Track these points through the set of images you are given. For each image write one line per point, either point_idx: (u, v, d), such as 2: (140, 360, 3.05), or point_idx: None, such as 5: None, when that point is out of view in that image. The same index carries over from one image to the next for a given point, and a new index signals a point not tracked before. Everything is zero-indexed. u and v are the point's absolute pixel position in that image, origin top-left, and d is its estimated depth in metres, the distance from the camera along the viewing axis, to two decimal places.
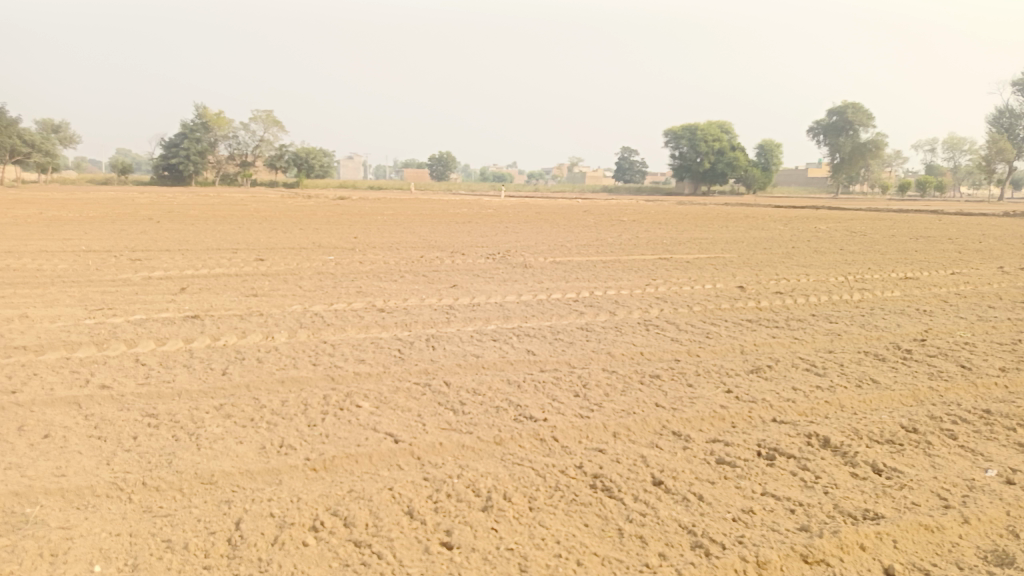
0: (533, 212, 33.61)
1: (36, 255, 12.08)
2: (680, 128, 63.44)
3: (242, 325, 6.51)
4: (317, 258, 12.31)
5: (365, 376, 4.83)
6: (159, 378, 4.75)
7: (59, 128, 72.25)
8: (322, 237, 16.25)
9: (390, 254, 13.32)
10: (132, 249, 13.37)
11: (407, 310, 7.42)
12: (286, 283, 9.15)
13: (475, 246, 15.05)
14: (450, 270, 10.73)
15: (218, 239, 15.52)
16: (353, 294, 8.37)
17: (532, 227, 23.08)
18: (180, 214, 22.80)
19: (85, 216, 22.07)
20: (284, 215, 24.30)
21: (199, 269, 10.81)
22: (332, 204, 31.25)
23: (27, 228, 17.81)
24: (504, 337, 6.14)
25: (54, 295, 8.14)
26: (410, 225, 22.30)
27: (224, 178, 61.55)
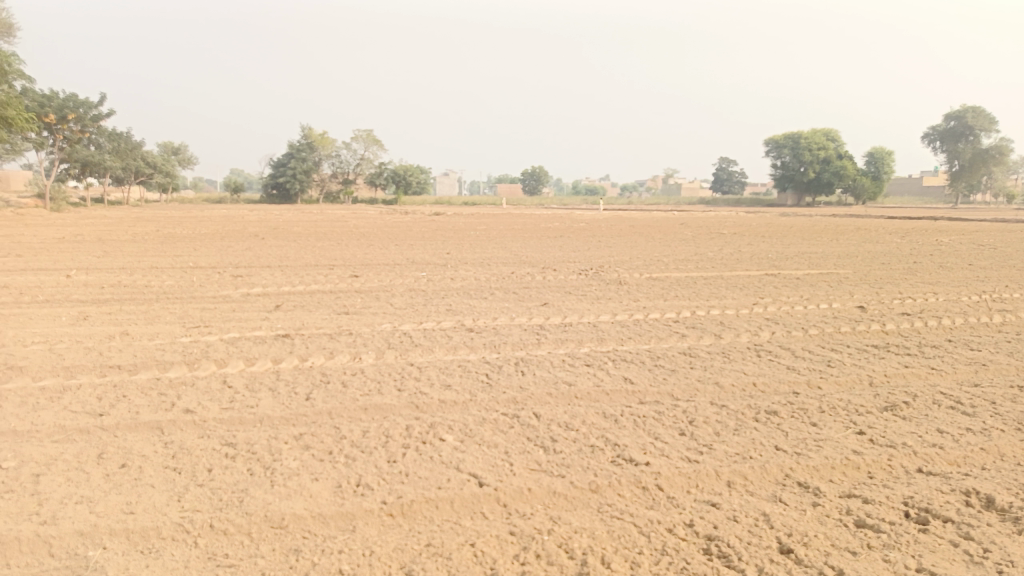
0: (628, 225, 32.87)
1: (147, 271, 12.62)
2: (782, 137, 60.94)
3: (330, 344, 6.37)
4: (409, 275, 12.26)
5: (451, 404, 4.53)
6: (242, 402, 4.61)
7: (180, 151, 77.35)
8: (415, 254, 16.31)
9: (482, 269, 13.11)
10: (235, 265, 13.77)
11: (497, 330, 7.10)
12: (377, 301, 9.06)
13: (568, 262, 14.66)
14: (543, 287, 10.38)
15: (316, 255, 15.85)
16: (442, 312, 8.14)
17: (627, 241, 22.47)
18: (284, 231, 23.62)
19: (197, 234, 23.22)
20: (381, 231, 24.75)
21: (296, 285, 10.94)
22: (428, 220, 31.64)
23: (145, 246, 18.83)
24: (600, 361, 5.72)
25: (158, 312, 8.36)
26: (503, 240, 22.16)
27: (327, 196, 64.09)
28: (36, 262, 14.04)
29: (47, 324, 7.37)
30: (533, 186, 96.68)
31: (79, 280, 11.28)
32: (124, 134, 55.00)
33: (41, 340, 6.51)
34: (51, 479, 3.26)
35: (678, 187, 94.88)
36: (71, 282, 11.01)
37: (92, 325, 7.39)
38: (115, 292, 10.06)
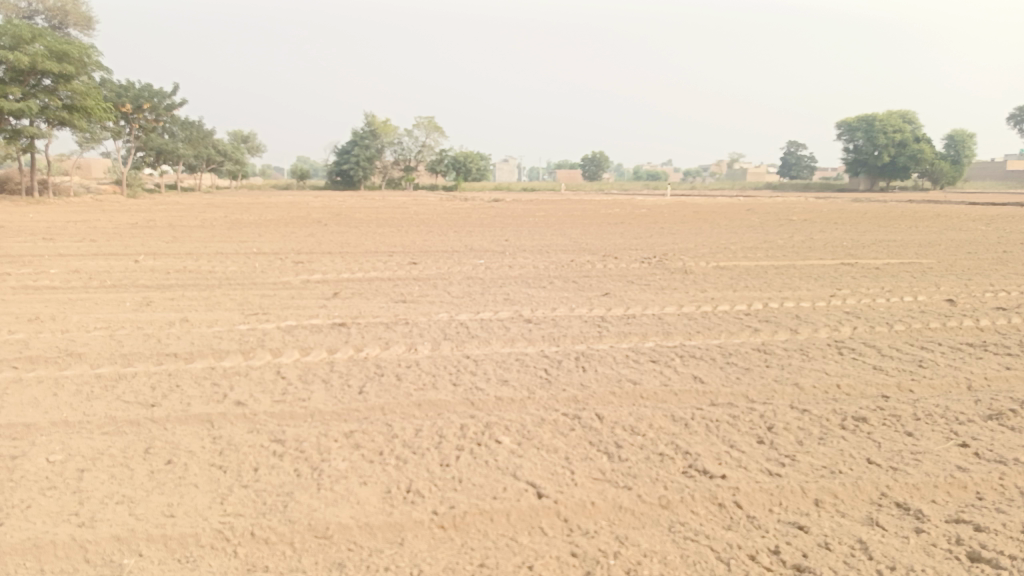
0: (692, 212, 32.02)
1: (212, 257, 12.83)
2: (855, 120, 58.40)
3: (385, 334, 6.20)
4: (467, 262, 12.09)
5: (509, 402, 4.28)
6: (293, 395, 4.46)
7: (249, 139, 79.46)
8: (474, 240, 16.14)
9: (542, 257, 12.84)
10: (297, 251, 13.88)
11: (557, 321, 6.82)
12: (435, 289, 8.89)
13: (630, 250, 14.24)
14: (604, 276, 10.05)
15: (376, 241, 15.85)
16: (500, 302, 7.90)
17: (691, 228, 21.83)
18: (346, 217, 23.87)
19: (263, 220, 23.66)
20: (441, 217, 24.73)
21: (354, 272, 10.89)
22: (488, 207, 31.54)
23: (213, 231, 19.28)
24: (667, 358, 5.38)
25: (218, 298, 8.38)
26: (563, 227, 21.83)
27: (389, 182, 64.77)
28: (109, 247, 14.48)
29: (112, 310, 7.46)
30: (594, 172, 95.61)
31: (147, 265, 11.53)
32: (195, 123, 56.77)
33: (104, 326, 6.55)
34: (95, 476, 3.15)
35: (744, 173, 92.30)
36: (139, 267, 11.26)
37: (155, 311, 7.44)
38: (180, 278, 10.20)
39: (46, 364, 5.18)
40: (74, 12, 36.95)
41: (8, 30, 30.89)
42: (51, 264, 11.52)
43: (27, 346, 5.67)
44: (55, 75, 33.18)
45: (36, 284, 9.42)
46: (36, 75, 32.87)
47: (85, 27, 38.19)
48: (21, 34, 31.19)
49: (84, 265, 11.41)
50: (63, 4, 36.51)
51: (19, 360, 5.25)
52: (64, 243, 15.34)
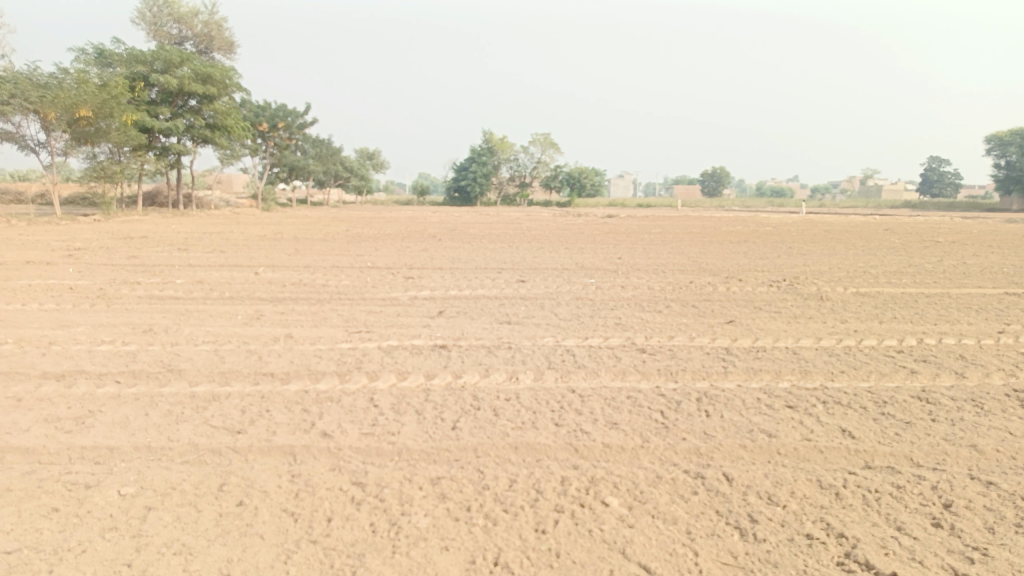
0: (821, 231, 30.01)
1: (326, 271, 12.99)
2: (1009, 133, 53.32)
3: (486, 359, 5.78)
4: (578, 282, 11.57)
5: (620, 450, 3.73)
6: (381, 426, 4.10)
7: (373, 156, 82.84)
8: (586, 258, 15.64)
9: (657, 278, 12.13)
10: (409, 266, 13.85)
11: (673, 351, 6.17)
12: (542, 310, 8.43)
13: (755, 272, 13.25)
14: (726, 301, 9.25)
15: (487, 257, 15.67)
16: (610, 327, 7.32)
17: (821, 248, 20.30)
18: (460, 233, 24.04)
19: (381, 234, 24.23)
20: (554, 234, 24.38)
21: (462, 289, 10.65)
22: (602, 223, 30.95)
23: (332, 245, 19.82)
24: (806, 405, 4.66)
25: (326, 312, 8.31)
26: (680, 245, 20.88)
27: (505, 198, 65.42)
28: (235, 259, 15.06)
29: (221, 323, 7.48)
30: (713, 190, 92.67)
31: (265, 277, 11.78)
32: (325, 141, 59.67)
33: (211, 339, 6.54)
34: (159, 518, 2.90)
35: (878, 190, 86.52)
36: (257, 279, 11.51)
37: (262, 325, 7.40)
38: (293, 291, 10.29)
39: (147, 381, 5.11)
40: (218, 38, 39.77)
41: (161, 55, 33.54)
42: (178, 274, 12.02)
43: (135, 360, 5.68)
44: (200, 96, 35.70)
45: (161, 294, 9.76)
46: (184, 97, 35.50)
47: (228, 51, 40.99)
48: (171, 59, 33.76)
49: (208, 276, 11.80)
50: (209, 30, 39.37)
51: (123, 375, 5.22)
52: (196, 254, 16.11)
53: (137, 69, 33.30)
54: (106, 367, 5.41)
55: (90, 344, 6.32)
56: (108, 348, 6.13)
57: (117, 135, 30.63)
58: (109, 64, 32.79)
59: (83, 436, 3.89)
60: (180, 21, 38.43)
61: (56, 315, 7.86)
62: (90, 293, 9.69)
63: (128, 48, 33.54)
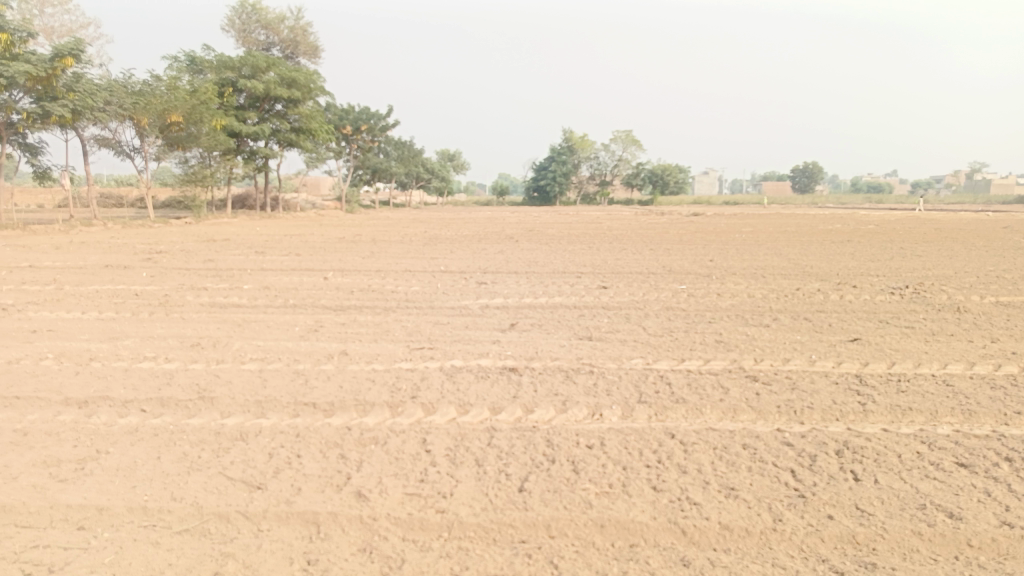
0: (931, 229, 27.62)
1: (397, 275, 12.38)
2: None
3: (564, 387, 4.87)
4: (667, 288, 10.49)
5: (745, 536, 2.79)
6: (430, 482, 3.27)
7: (454, 157, 83.18)
8: (673, 260, 14.50)
9: (757, 284, 10.92)
10: (483, 271, 13.11)
11: (791, 380, 5.13)
12: (627, 323, 7.44)
13: (868, 277, 11.82)
14: (844, 314, 8.02)
15: (566, 260, 14.74)
16: (709, 345, 6.29)
17: (937, 248, 18.39)
18: (539, 234, 23.23)
19: (459, 235, 23.73)
20: (638, 234, 23.25)
21: (539, 296, 9.78)
22: (687, 222, 29.51)
23: (408, 246, 19.38)
24: (986, 464, 3.57)
25: (390, 322, 7.60)
26: (776, 246, 19.38)
27: (585, 198, 64.24)
28: (308, 262, 14.71)
29: (274, 336, 6.86)
30: (805, 185, 88.62)
31: (334, 282, 11.26)
32: (406, 142, 60.13)
33: (258, 357, 5.88)
34: None
35: (987, 183, 80.53)
36: (325, 285, 10.99)
37: (316, 338, 6.71)
38: (359, 298, 9.67)
39: (174, 410, 4.47)
40: (304, 43, 40.43)
41: (248, 61, 34.17)
42: (247, 279, 11.67)
43: (168, 383, 5.06)
44: (285, 100, 36.25)
45: (224, 300, 9.33)
46: (270, 102, 36.15)
47: (313, 56, 41.65)
48: (258, 63, 34.35)
49: (276, 281, 11.39)
50: (295, 36, 40.07)
51: (150, 402, 4.60)
52: (272, 257, 15.89)
53: (226, 75, 34.07)
54: (135, 392, 4.82)
55: (128, 361, 5.78)
56: (147, 367, 5.56)
57: (206, 139, 31.36)
58: (200, 71, 33.64)
59: (75, 488, 3.25)
60: (267, 27, 39.24)
61: (111, 325, 7.45)
62: (153, 300, 9.35)
63: (218, 55, 34.35)
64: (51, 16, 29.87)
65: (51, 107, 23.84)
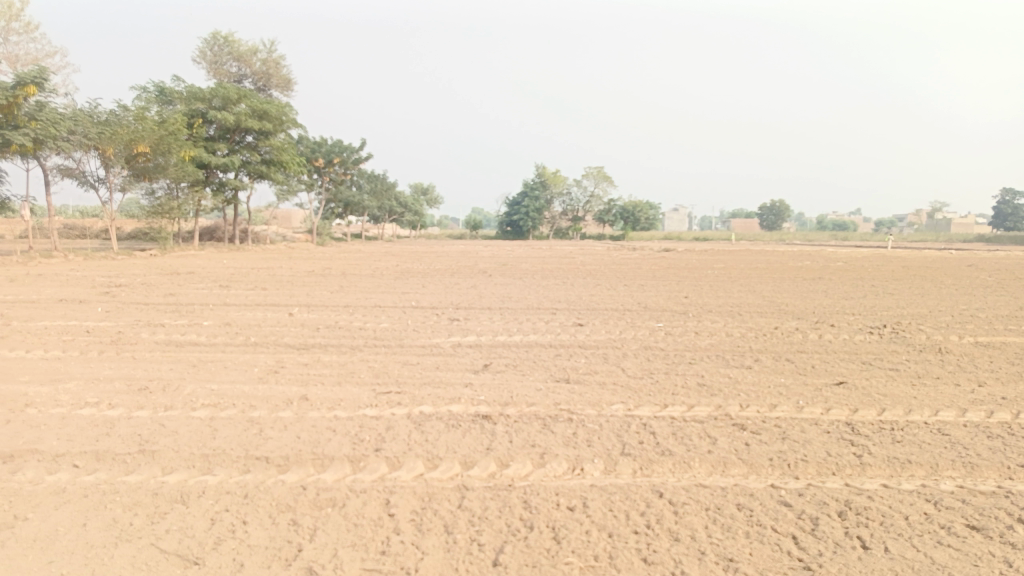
0: (898, 266, 27.93)
1: (366, 311, 11.98)
2: None
3: (542, 437, 4.53)
4: (644, 326, 10.23)
5: None
6: (393, 556, 2.91)
7: (426, 191, 83.21)
8: (649, 297, 14.32)
9: (734, 322, 10.72)
10: (455, 307, 12.75)
11: (781, 428, 4.85)
12: (605, 363, 7.14)
13: (845, 316, 11.71)
14: (827, 356, 7.81)
15: (541, 296, 14.46)
16: (692, 389, 6.00)
17: (906, 287, 18.50)
18: (512, 268, 23.01)
19: (431, 270, 23.41)
20: (611, 269, 23.12)
21: (513, 334, 9.45)
22: (660, 258, 29.51)
23: (378, 281, 18.96)
24: (999, 527, 3.30)
25: (358, 363, 7.20)
26: (749, 282, 19.34)
27: (558, 233, 64.42)
28: (274, 297, 14.22)
29: (230, 377, 6.42)
30: (773, 222, 90.06)
31: (299, 318, 10.81)
32: (379, 175, 59.91)
33: (210, 403, 5.42)
34: None
35: (948, 222, 82.56)
36: (289, 321, 10.53)
37: (276, 380, 6.29)
38: (325, 336, 9.23)
39: (110, 465, 4.02)
40: (276, 75, 40.24)
41: (219, 92, 33.80)
42: (208, 314, 11.16)
43: (107, 433, 4.61)
44: (257, 132, 35.86)
45: (181, 338, 8.83)
46: (241, 133, 35.73)
47: (285, 89, 41.44)
48: (229, 95, 33.99)
49: (239, 317, 10.91)
50: (267, 68, 39.89)
51: (84, 455, 4.15)
52: (237, 292, 15.37)
53: (196, 106, 33.64)
54: (68, 443, 4.36)
55: (67, 407, 5.30)
56: (87, 415, 5.09)
57: (174, 170, 30.77)
58: (169, 101, 33.16)
59: None
60: (240, 59, 39.00)
61: (54, 365, 6.94)
62: (105, 337, 8.82)
63: (188, 86, 33.90)
64: (16, 44, 29.34)
65: (12, 135, 23.23)
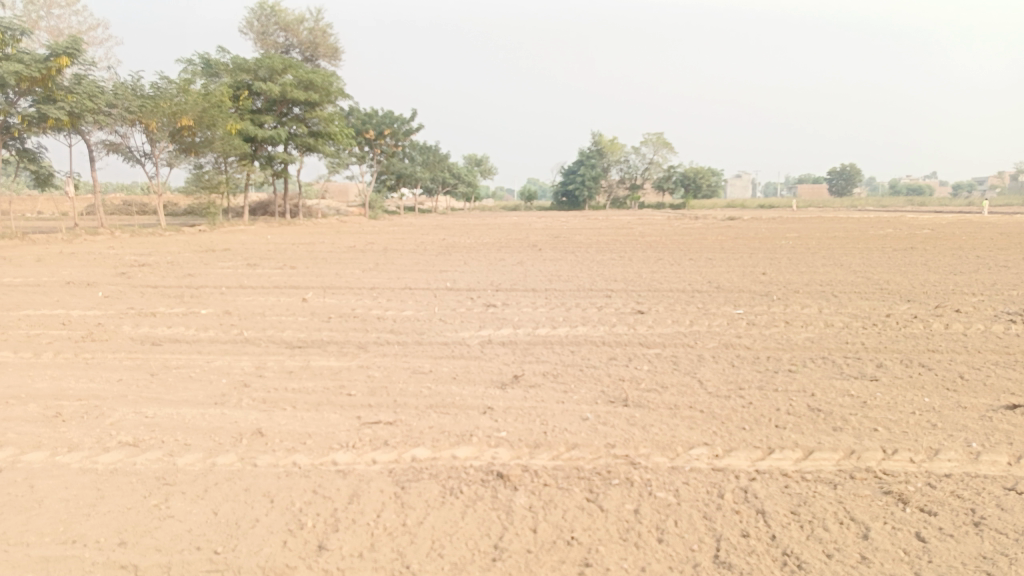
0: (996, 233, 25.02)
1: (393, 294, 10.45)
2: None
3: (583, 522, 2.88)
4: (720, 313, 8.39)
5: None
6: None
7: (480, 161, 81.28)
8: (719, 274, 12.41)
9: (831, 307, 8.80)
10: (496, 288, 11.11)
11: (967, 502, 3.09)
12: (677, 373, 5.38)
13: (965, 298, 9.63)
14: (972, 360, 5.88)
15: (594, 274, 12.70)
16: (805, 419, 4.26)
17: (1018, 258, 16.01)
18: (565, 241, 21.29)
19: (479, 244, 21.84)
20: (672, 241, 21.13)
21: (560, 326, 7.77)
22: (724, 227, 27.26)
23: (419, 257, 17.50)
24: None
25: (353, 370, 5.60)
26: (832, 254, 17.15)
27: (614, 203, 62.09)
28: (298, 277, 12.82)
29: (180, 396, 4.91)
30: (842, 188, 85.27)
31: (312, 304, 9.32)
32: (431, 147, 58.53)
33: (127, 443, 3.95)
34: None
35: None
36: (300, 308, 9.07)
37: (237, 399, 4.77)
38: (334, 328, 7.73)
39: None
40: (323, 44, 38.95)
41: (264, 63, 32.62)
42: (213, 300, 9.80)
43: None
44: (303, 103, 34.68)
45: (163, 334, 7.41)
46: (288, 105, 34.59)
47: (333, 58, 40.17)
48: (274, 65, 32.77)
49: (244, 303, 9.50)
50: (314, 37, 38.68)
51: None
52: (262, 271, 14.09)
53: (242, 77, 32.53)
54: None
55: None
56: None
57: (220, 144, 29.71)
58: (215, 74, 32.22)
59: None
60: (287, 29, 37.81)
61: None
62: (79, 331, 7.53)
63: (234, 57, 32.77)
64: (58, 17, 28.75)
65: (48, 110, 22.38)
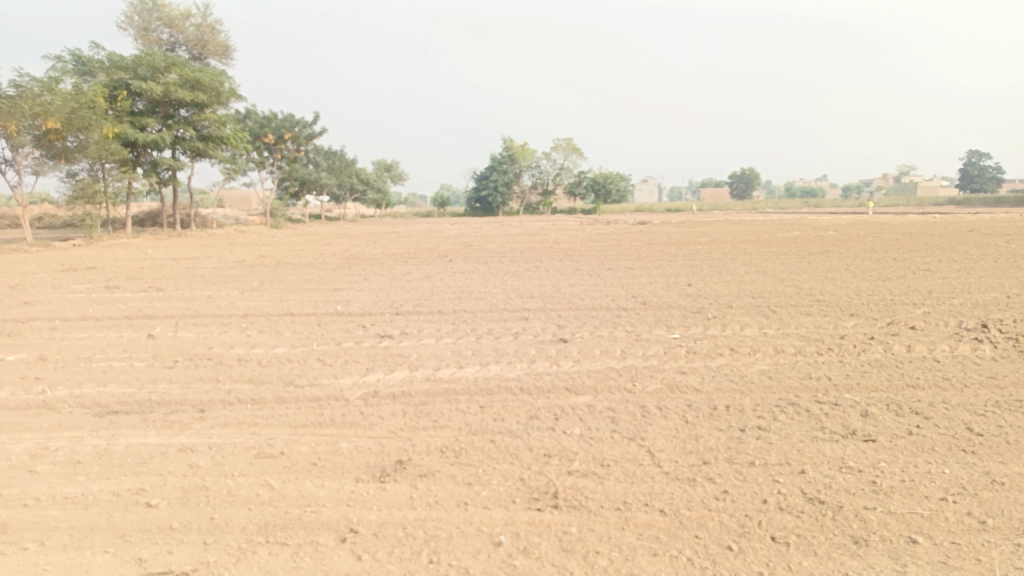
0: (897, 234, 25.43)
1: (270, 323, 8.72)
2: None
3: None
4: (655, 339, 7.15)
5: None
6: None
7: (390, 167, 78.96)
8: (644, 286, 11.33)
9: (775, 327, 7.76)
10: (394, 312, 9.54)
11: None
12: (619, 441, 4.03)
13: (909, 310, 8.83)
14: (966, 400, 4.85)
15: (509, 290, 11.34)
16: (809, 525, 3.02)
17: (931, 260, 15.84)
18: (477, 250, 19.91)
19: (383, 255, 20.17)
20: (588, 248, 20.16)
21: (467, 363, 6.31)
22: (638, 231, 26.62)
23: (314, 273, 15.68)
24: None
25: (169, 457, 3.94)
26: (752, 260, 16.48)
27: (527, 208, 61.44)
28: (161, 303, 10.81)
29: None
30: (743, 191, 88.13)
31: (159, 342, 7.47)
32: (336, 152, 56.04)
33: None
34: None
35: (915, 185, 81.01)
36: (143, 348, 7.24)
37: None
38: (175, 377, 5.99)
39: None
40: (213, 42, 36.12)
41: (144, 60, 29.56)
42: (32, 341, 7.76)
43: None
44: (191, 105, 31.84)
45: None
46: (173, 107, 31.62)
47: (224, 57, 37.36)
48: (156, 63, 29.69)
49: (72, 343, 7.55)
50: (202, 34, 35.77)
51: None
52: (119, 295, 11.97)
53: (119, 76, 29.20)
54: None
55: None
56: None
57: (96, 149, 26.64)
58: (89, 73, 28.97)
59: None
60: (171, 25, 34.78)
61: None
62: None
63: (109, 54, 29.43)
64: None
65: None
